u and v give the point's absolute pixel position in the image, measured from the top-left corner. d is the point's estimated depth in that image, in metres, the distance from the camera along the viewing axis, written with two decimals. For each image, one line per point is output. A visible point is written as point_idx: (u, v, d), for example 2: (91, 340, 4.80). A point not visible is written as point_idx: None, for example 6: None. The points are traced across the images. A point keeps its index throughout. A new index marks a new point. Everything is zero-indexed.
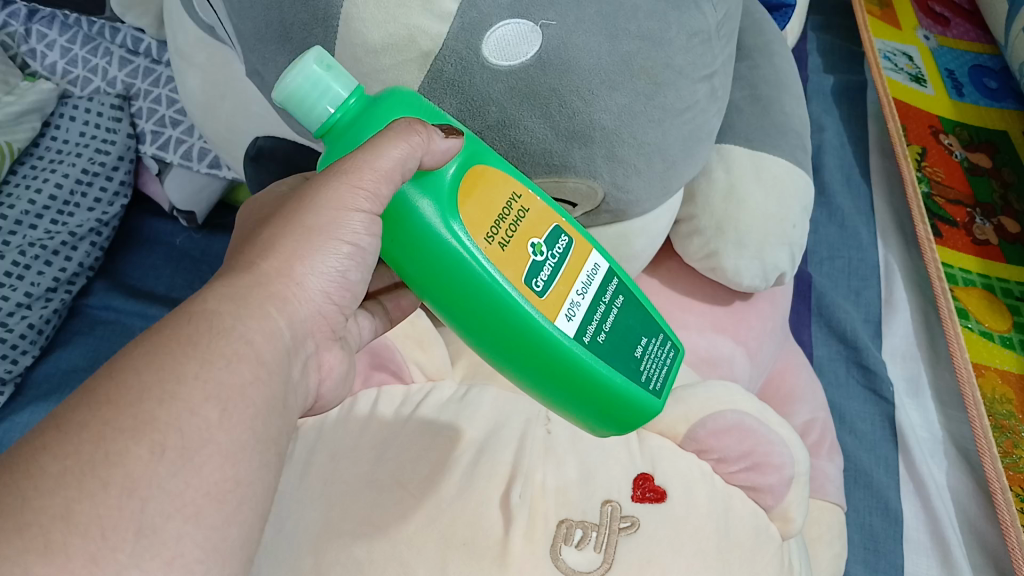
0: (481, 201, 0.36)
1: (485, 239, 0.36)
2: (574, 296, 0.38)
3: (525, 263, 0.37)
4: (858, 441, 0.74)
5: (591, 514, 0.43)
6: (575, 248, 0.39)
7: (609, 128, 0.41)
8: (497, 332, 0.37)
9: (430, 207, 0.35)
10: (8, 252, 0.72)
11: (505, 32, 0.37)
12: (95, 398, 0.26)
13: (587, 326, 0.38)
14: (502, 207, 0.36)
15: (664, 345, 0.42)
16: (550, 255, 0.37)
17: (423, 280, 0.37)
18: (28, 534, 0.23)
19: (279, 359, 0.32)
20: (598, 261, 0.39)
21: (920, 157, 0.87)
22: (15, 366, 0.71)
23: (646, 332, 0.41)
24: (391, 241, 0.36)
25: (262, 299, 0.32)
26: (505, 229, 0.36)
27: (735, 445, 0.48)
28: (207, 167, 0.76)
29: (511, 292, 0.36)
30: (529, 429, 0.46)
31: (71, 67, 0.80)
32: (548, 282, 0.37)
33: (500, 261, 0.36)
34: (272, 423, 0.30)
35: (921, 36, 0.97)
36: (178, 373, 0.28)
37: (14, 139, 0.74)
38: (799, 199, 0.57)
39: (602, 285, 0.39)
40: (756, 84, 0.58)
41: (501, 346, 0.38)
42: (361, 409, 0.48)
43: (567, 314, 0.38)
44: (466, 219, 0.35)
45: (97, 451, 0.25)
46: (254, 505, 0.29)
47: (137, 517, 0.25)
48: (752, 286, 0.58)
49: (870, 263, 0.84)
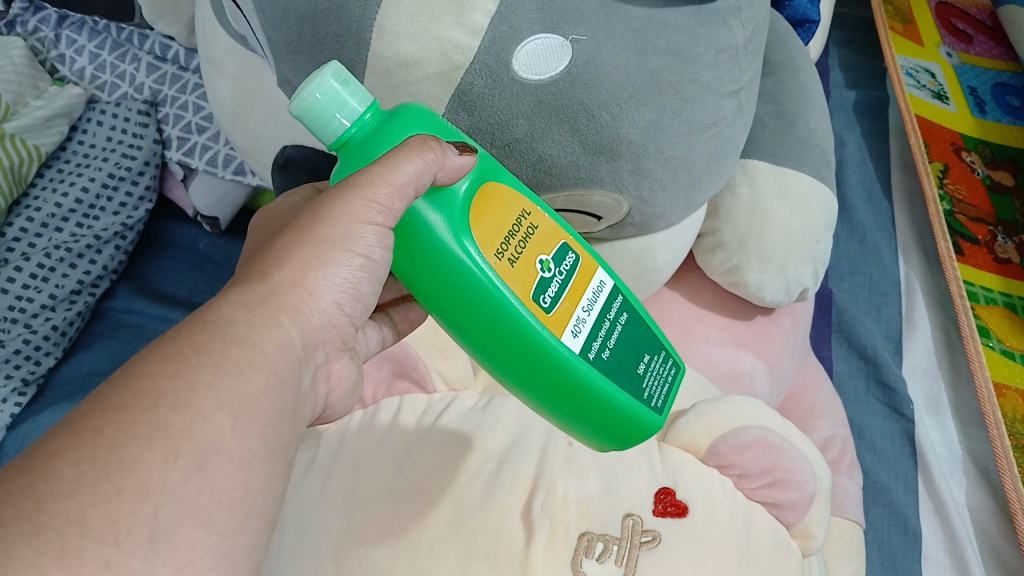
0: (492, 218, 0.36)
1: (495, 255, 0.36)
2: (580, 314, 0.38)
3: (533, 279, 0.37)
4: (877, 458, 0.73)
5: (612, 528, 0.43)
6: (581, 265, 0.39)
7: (636, 142, 0.42)
8: (505, 348, 0.37)
9: (444, 223, 0.35)
10: (33, 254, 0.73)
11: (535, 47, 0.37)
12: (110, 403, 0.27)
13: (593, 342, 0.38)
14: (512, 224, 0.37)
15: (666, 361, 0.43)
16: (557, 272, 0.38)
17: (431, 295, 0.37)
18: (44, 538, 0.23)
19: (291, 369, 0.32)
20: (603, 278, 0.40)
21: (942, 174, 0.87)
22: (38, 367, 0.72)
23: (649, 351, 0.41)
24: (402, 256, 0.36)
25: (275, 309, 0.32)
26: (515, 245, 0.37)
27: (757, 461, 0.47)
28: (232, 173, 0.77)
29: (519, 308, 0.36)
30: (551, 441, 0.47)
31: (100, 73, 0.81)
32: (555, 298, 0.37)
33: (509, 276, 0.36)
34: (283, 431, 0.30)
35: (943, 53, 0.96)
36: (192, 382, 0.28)
37: (42, 143, 0.75)
38: (823, 215, 0.57)
39: (607, 303, 0.40)
40: (780, 99, 0.58)
41: (508, 362, 0.38)
42: (383, 417, 0.48)
43: (572, 330, 0.38)
44: (478, 236, 0.36)
45: (111, 456, 0.25)
46: (263, 513, 0.29)
47: (150, 523, 0.25)
48: (775, 301, 0.58)
49: (891, 280, 0.84)
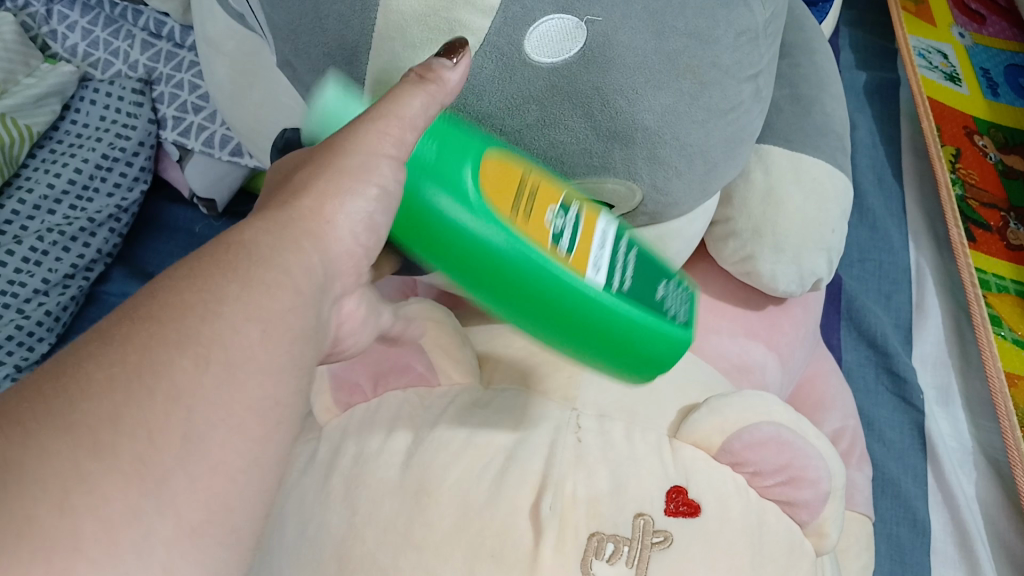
0: (490, 170, 0.36)
1: (495, 208, 0.36)
2: (596, 254, 0.38)
3: (546, 228, 0.36)
4: (886, 449, 0.72)
5: (623, 528, 0.41)
6: (587, 210, 0.38)
7: (652, 128, 0.40)
8: (519, 294, 0.36)
9: (453, 191, 0.35)
10: (25, 237, 0.71)
11: (548, 28, 0.36)
12: (138, 315, 0.25)
13: (614, 276, 0.38)
14: (510, 177, 0.36)
15: (683, 284, 0.41)
16: (567, 218, 0.37)
17: (455, 266, 0.37)
18: (78, 430, 0.23)
19: (314, 294, 0.29)
20: (611, 220, 0.39)
21: (954, 159, 0.85)
22: (31, 354, 0.69)
23: (667, 275, 0.40)
24: (419, 237, 0.36)
25: (296, 235, 0.30)
26: (516, 197, 0.36)
27: (771, 458, 0.46)
28: (229, 154, 0.75)
29: (526, 255, 0.36)
30: (559, 437, 0.45)
31: (92, 50, 0.79)
32: (563, 240, 0.37)
33: (512, 228, 0.36)
34: (304, 353, 0.28)
35: (956, 34, 0.94)
36: (218, 295, 0.26)
37: (34, 122, 0.73)
38: (839, 203, 0.55)
39: (619, 238, 0.39)
40: (796, 83, 0.57)
41: (525, 306, 0.37)
42: (386, 411, 0.47)
43: (585, 268, 0.37)
44: (487, 194, 0.36)
45: (140, 361, 0.24)
46: (281, 435, 0.27)
47: (185, 420, 0.24)
48: (788, 291, 0.56)
49: (901, 267, 0.82)
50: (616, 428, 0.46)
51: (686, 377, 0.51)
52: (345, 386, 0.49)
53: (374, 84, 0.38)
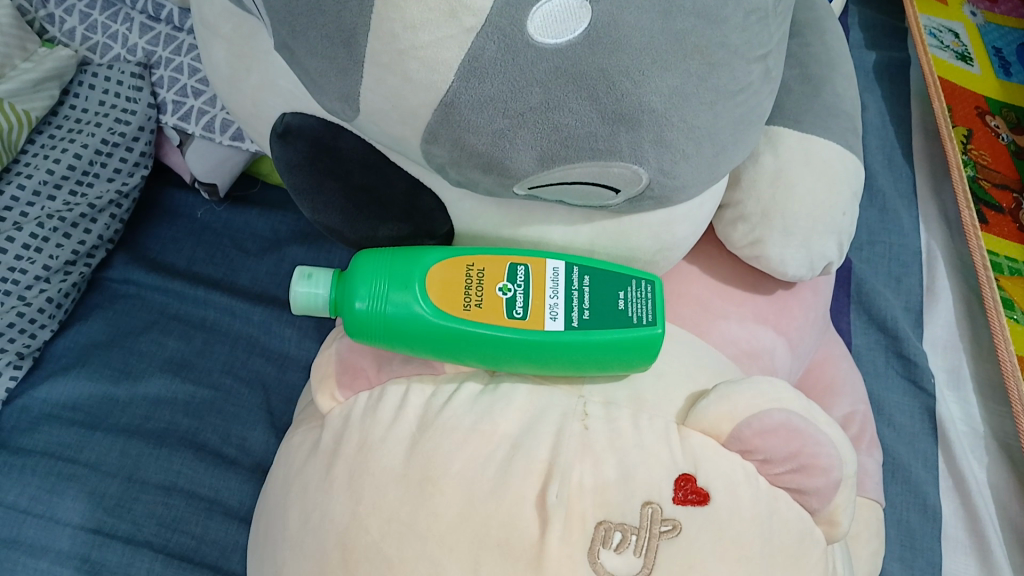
0: (444, 287, 0.44)
1: (464, 307, 0.44)
2: (551, 300, 0.44)
3: (500, 304, 0.44)
4: (896, 435, 0.71)
5: (630, 517, 0.41)
6: (532, 270, 0.44)
7: (658, 111, 0.39)
8: (510, 356, 0.45)
9: (420, 307, 0.43)
10: (25, 224, 0.70)
11: (552, 7, 0.34)
12: None
13: (571, 314, 0.45)
14: (463, 281, 0.44)
15: (641, 281, 0.46)
16: (515, 287, 0.44)
17: (442, 351, 0.45)
18: None
19: None
20: (555, 263, 0.45)
21: (966, 140, 0.84)
22: (33, 340, 0.70)
23: (620, 285, 0.45)
24: (402, 343, 0.44)
25: None
26: (473, 293, 0.44)
27: (781, 446, 0.45)
28: (229, 139, 0.75)
29: (501, 331, 0.44)
30: (565, 425, 0.44)
31: (90, 34, 0.78)
32: (525, 305, 0.44)
33: (482, 315, 0.44)
34: None
35: (968, 12, 0.93)
36: None
37: (32, 107, 0.72)
38: (850, 185, 0.54)
39: (568, 276, 0.45)
40: (806, 63, 0.55)
41: (520, 358, 0.45)
42: (389, 403, 0.46)
43: (552, 316, 0.44)
44: (440, 301, 0.44)
45: None
46: None
47: None
48: (797, 275, 0.55)
49: (911, 249, 0.81)
50: (624, 415, 0.45)
51: (695, 363, 0.50)
52: (349, 370, 0.49)
53: (375, 66, 0.37)
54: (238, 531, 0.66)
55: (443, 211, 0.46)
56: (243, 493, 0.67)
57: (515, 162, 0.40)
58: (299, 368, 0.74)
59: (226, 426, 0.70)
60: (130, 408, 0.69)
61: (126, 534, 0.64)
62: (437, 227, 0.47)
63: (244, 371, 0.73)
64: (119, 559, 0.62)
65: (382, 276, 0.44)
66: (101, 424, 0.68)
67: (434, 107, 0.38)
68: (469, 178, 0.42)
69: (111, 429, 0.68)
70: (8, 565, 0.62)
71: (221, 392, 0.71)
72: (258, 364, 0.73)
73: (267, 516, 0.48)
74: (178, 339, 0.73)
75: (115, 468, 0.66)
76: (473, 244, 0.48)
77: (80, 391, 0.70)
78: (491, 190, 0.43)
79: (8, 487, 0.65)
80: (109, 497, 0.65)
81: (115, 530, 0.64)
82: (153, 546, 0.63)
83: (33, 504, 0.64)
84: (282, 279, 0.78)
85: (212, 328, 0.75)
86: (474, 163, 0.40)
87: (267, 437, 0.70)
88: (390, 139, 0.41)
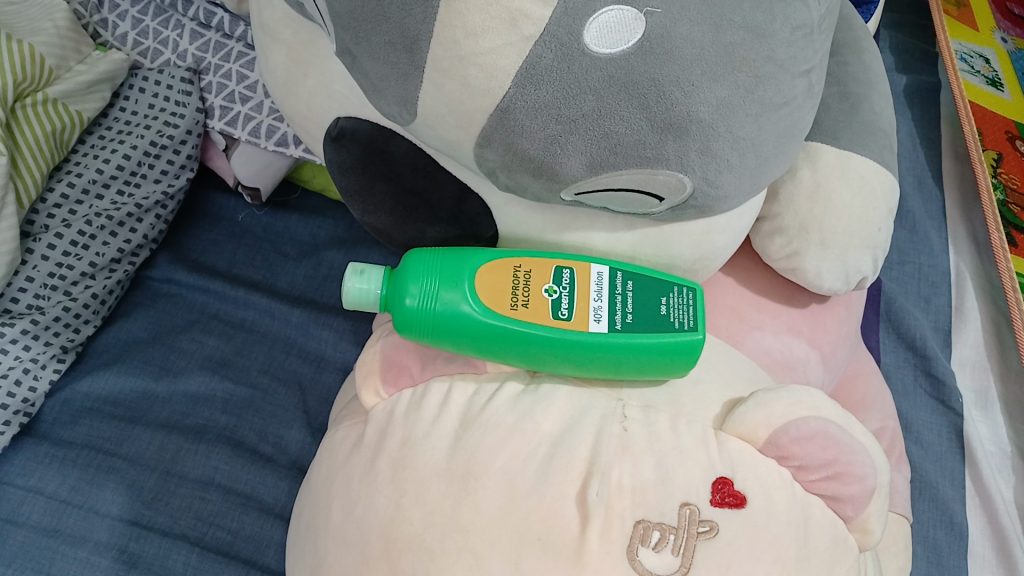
0: (494, 287, 0.45)
1: (511, 308, 0.45)
2: (595, 303, 0.46)
3: (546, 306, 0.45)
4: (924, 452, 0.76)
5: (669, 517, 0.42)
6: (578, 274, 0.46)
7: (706, 121, 0.38)
8: (554, 355, 0.46)
9: (469, 306, 0.45)
10: (74, 221, 0.72)
11: (608, 19, 0.34)
12: None
13: (614, 318, 0.46)
14: (510, 283, 0.45)
15: (682, 288, 0.47)
16: (561, 289, 0.45)
17: (488, 348, 0.46)
18: None
19: None
20: (599, 269, 0.46)
21: (996, 163, 0.85)
22: (77, 335, 0.72)
23: (662, 292, 0.47)
24: (450, 339, 0.46)
25: None
26: (521, 294, 0.45)
27: (817, 454, 0.46)
28: (275, 145, 0.77)
29: (545, 332, 0.45)
30: (605, 426, 0.45)
31: (142, 39, 0.81)
32: (570, 308, 0.46)
33: (529, 316, 0.45)
34: None
35: (998, 38, 0.93)
36: None
37: (84, 108, 0.75)
38: (885, 201, 0.55)
39: (611, 281, 0.46)
40: (845, 81, 0.57)
41: (565, 358, 0.46)
42: (431, 402, 0.47)
43: (595, 319, 0.46)
44: (487, 301, 0.45)
45: None
46: None
47: None
48: (832, 289, 0.56)
49: (940, 271, 0.86)
50: (661, 420, 0.46)
51: (732, 372, 0.51)
52: (394, 367, 0.50)
53: (434, 72, 0.37)
54: (273, 527, 0.67)
55: (489, 215, 0.47)
56: (279, 490, 0.69)
57: (565, 168, 0.40)
58: (335, 368, 0.76)
59: (263, 424, 0.71)
60: (169, 405, 0.71)
61: (163, 526, 0.65)
62: (483, 230, 0.48)
63: (282, 371, 0.74)
64: (156, 551, 0.63)
65: (433, 274, 0.45)
66: (141, 418, 0.70)
67: (489, 112, 0.38)
68: (519, 182, 0.42)
69: (151, 424, 0.70)
70: (49, 553, 0.63)
71: (258, 390, 0.73)
72: (296, 364, 0.75)
73: (310, 507, 0.49)
74: (218, 338, 0.75)
75: (153, 462, 0.67)
76: (515, 247, 0.49)
77: (122, 385, 0.72)
78: (538, 195, 0.43)
79: (49, 477, 0.66)
80: (147, 490, 0.66)
81: (153, 522, 0.65)
82: (190, 538, 0.65)
83: (73, 494, 0.66)
84: (320, 282, 0.80)
85: (251, 328, 0.76)
86: (525, 167, 0.40)
87: (303, 436, 0.71)
88: (445, 143, 0.42)
